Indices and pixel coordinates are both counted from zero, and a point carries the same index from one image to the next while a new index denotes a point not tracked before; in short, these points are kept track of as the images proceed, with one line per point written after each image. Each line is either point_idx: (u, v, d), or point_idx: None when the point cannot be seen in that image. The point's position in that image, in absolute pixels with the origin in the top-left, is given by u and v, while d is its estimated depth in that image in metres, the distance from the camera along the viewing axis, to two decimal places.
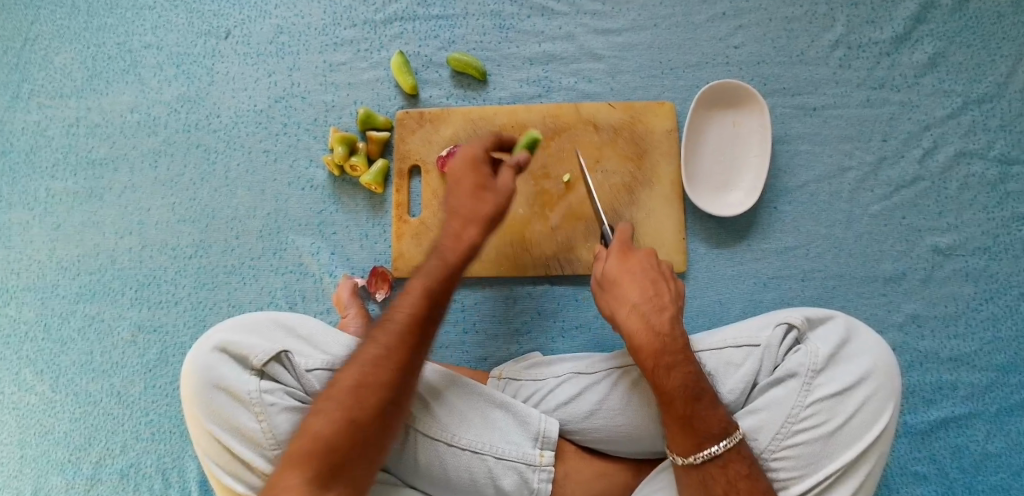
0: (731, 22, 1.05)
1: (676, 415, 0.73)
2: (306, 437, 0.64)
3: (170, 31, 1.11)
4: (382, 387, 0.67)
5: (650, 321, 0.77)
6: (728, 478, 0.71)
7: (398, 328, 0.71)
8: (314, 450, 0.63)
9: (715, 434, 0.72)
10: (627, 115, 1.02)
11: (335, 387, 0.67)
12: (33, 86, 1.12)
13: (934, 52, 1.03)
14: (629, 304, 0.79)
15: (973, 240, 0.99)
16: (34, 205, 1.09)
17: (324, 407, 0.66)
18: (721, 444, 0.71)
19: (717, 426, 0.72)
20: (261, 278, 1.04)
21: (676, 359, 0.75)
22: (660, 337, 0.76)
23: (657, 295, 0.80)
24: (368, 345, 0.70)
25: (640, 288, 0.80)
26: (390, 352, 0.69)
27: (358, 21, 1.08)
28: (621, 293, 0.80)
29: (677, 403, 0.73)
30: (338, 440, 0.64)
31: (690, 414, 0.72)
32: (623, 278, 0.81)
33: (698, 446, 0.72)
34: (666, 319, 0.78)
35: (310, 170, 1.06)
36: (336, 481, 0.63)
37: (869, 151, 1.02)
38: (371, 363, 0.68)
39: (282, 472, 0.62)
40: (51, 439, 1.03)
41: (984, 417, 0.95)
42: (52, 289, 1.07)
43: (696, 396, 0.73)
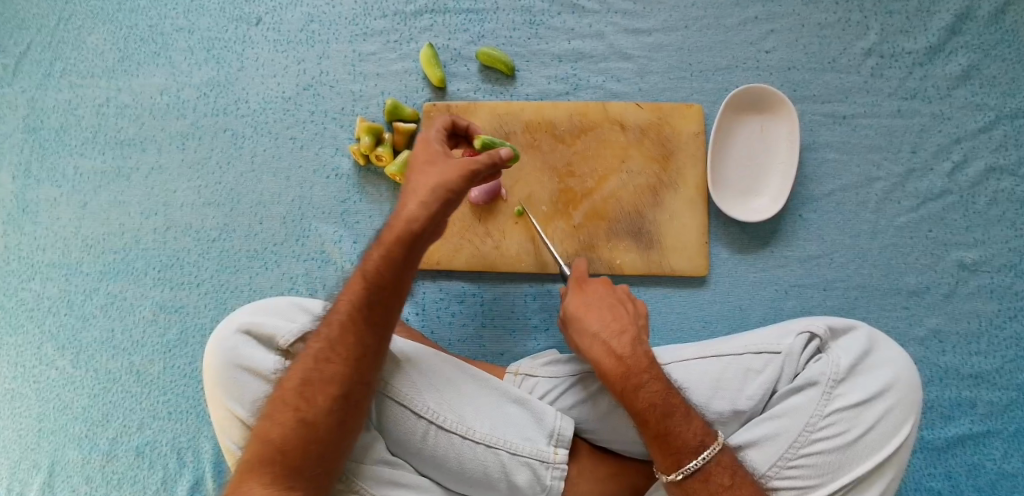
0: (763, 27, 1.05)
1: (652, 434, 0.73)
2: (257, 442, 0.69)
3: (202, 15, 1.12)
4: (325, 382, 0.70)
5: (608, 346, 0.78)
6: (711, 490, 0.71)
7: (342, 320, 0.73)
8: (268, 455, 0.68)
9: (692, 448, 0.72)
10: (654, 116, 1.02)
11: (281, 390, 0.71)
12: (65, 65, 1.13)
13: (968, 64, 1.02)
14: (590, 333, 0.80)
15: (998, 257, 0.98)
16: (62, 182, 1.10)
17: (271, 411, 0.70)
18: (700, 457, 0.72)
19: (692, 441, 0.72)
20: (282, 264, 1.05)
21: (642, 378, 0.75)
22: (623, 360, 0.77)
23: (618, 319, 0.81)
24: (313, 340, 0.73)
25: (599, 313, 0.82)
26: (335, 344, 0.72)
27: (388, 13, 1.09)
28: (582, 323, 0.81)
29: (651, 422, 0.73)
30: (287, 443, 0.68)
31: (665, 430, 0.73)
32: (582, 310, 0.83)
33: (678, 462, 0.72)
34: (626, 342, 0.78)
35: (336, 159, 1.07)
36: (295, 478, 0.68)
37: (897, 162, 1.01)
38: (314, 358, 0.72)
39: (239, 481, 0.67)
40: (70, 413, 1.04)
41: (1002, 436, 0.94)
42: (76, 267, 1.08)
43: (666, 413, 0.73)
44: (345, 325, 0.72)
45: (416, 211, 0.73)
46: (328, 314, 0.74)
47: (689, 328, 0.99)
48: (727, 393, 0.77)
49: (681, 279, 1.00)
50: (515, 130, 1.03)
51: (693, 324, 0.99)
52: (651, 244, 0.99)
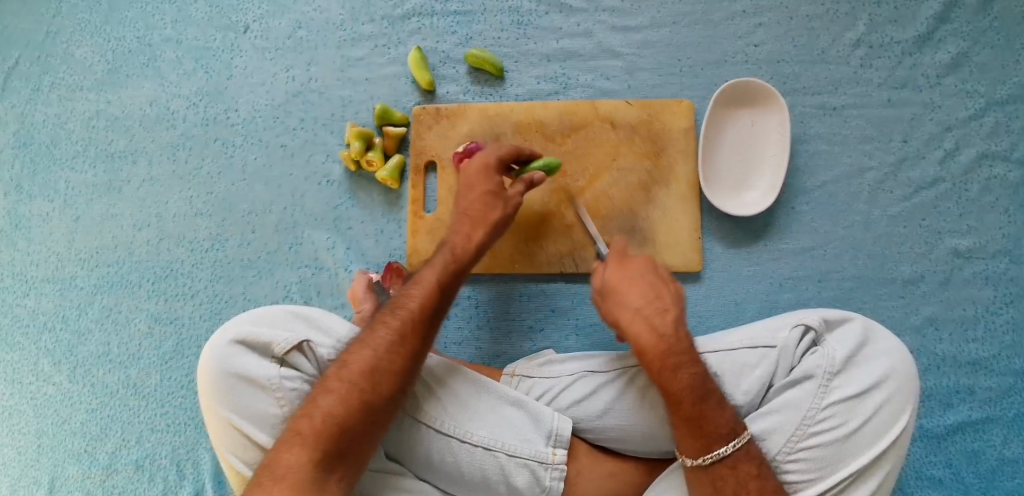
0: (751, 20, 1.04)
1: (685, 417, 0.72)
2: (316, 415, 0.68)
3: (189, 25, 1.12)
4: (393, 372, 0.72)
5: (651, 324, 0.77)
6: (738, 479, 0.70)
7: (411, 316, 0.75)
8: (325, 429, 0.67)
9: (723, 434, 0.71)
10: (644, 113, 1.02)
11: (348, 368, 0.71)
12: (54, 80, 1.13)
13: (957, 52, 1.02)
14: (632, 308, 0.79)
15: (993, 243, 0.98)
16: (54, 197, 1.10)
17: (335, 387, 0.70)
18: (729, 445, 0.71)
19: (722, 428, 0.71)
20: (276, 273, 1.05)
21: (681, 360, 0.74)
22: (665, 339, 0.75)
23: (659, 298, 0.79)
24: (376, 330, 0.74)
25: (644, 290, 0.80)
26: (404, 337, 0.74)
27: (376, 17, 1.08)
28: (625, 297, 0.80)
29: (685, 405, 0.72)
30: (347, 422, 0.68)
31: (698, 414, 0.72)
32: (625, 283, 0.81)
33: (707, 447, 0.71)
34: (669, 321, 0.77)
35: (327, 166, 1.06)
36: (343, 459, 0.68)
37: (889, 152, 1.01)
38: (376, 350, 0.72)
39: (290, 448, 0.66)
40: (69, 428, 1.04)
41: (1001, 422, 0.94)
42: (70, 281, 1.08)
43: (703, 396, 0.72)
44: (402, 327, 0.74)
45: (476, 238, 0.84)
46: (375, 320, 0.76)
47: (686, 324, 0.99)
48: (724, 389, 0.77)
49: (676, 275, 1.00)
50: (505, 131, 1.02)
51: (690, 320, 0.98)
52: (644, 241, 0.99)
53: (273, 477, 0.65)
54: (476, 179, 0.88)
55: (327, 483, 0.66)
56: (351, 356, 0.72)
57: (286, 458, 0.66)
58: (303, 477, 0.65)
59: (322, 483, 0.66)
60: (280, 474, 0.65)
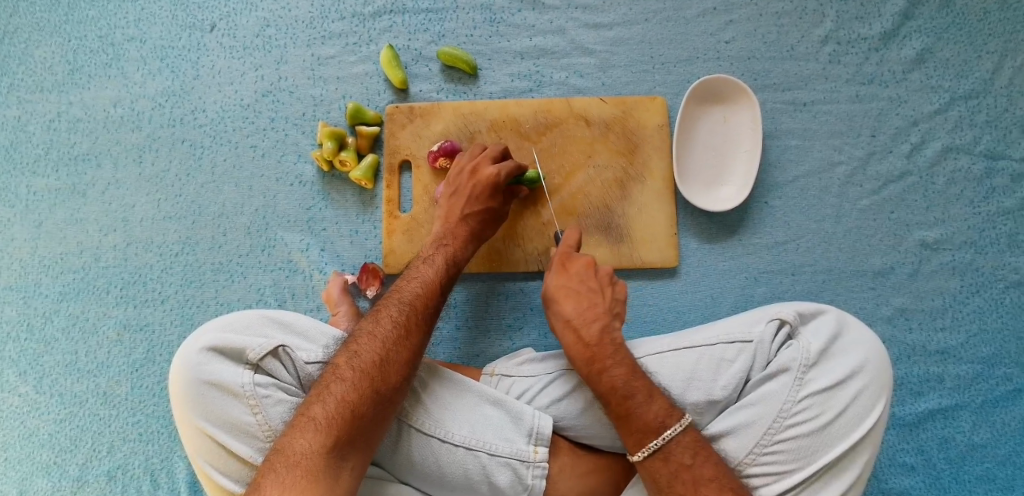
0: (722, 17, 1.05)
1: (615, 416, 0.76)
2: (329, 402, 0.68)
3: (154, 24, 1.09)
4: (402, 364, 0.73)
5: (579, 334, 0.82)
6: (671, 471, 0.72)
7: (413, 312, 0.78)
8: (339, 415, 0.67)
9: (654, 429, 0.74)
10: (619, 110, 1.02)
11: (359, 358, 0.72)
12: (13, 81, 1.09)
13: (921, 47, 1.04)
14: (563, 319, 0.84)
15: (959, 235, 1.01)
16: (15, 202, 1.07)
17: (347, 376, 0.70)
18: (661, 437, 0.73)
19: (652, 421, 0.74)
20: (249, 276, 1.03)
21: (605, 364, 0.78)
22: (591, 346, 0.81)
23: (592, 307, 0.84)
24: (383, 324, 0.76)
25: (575, 301, 0.85)
26: (409, 331, 0.76)
27: (346, 15, 1.07)
28: (559, 308, 0.85)
29: (612, 404, 0.76)
30: (360, 408, 0.68)
31: (626, 411, 0.75)
32: (559, 293, 0.86)
33: (640, 442, 0.74)
34: (596, 330, 0.82)
35: (299, 166, 1.05)
36: (355, 447, 0.67)
37: (858, 146, 1.02)
38: (385, 342, 0.74)
39: (304, 433, 0.66)
40: (36, 441, 1.01)
41: (970, 409, 0.97)
42: (34, 288, 1.05)
43: (625, 395, 0.76)
44: (406, 323, 0.76)
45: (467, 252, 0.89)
46: (376, 315, 0.77)
47: (663, 319, 0.99)
48: (701, 384, 0.78)
49: (652, 271, 1.00)
50: (480, 129, 1.02)
51: (667, 315, 0.99)
52: (621, 238, 0.99)
53: (286, 462, 0.64)
54: (481, 183, 0.91)
55: (340, 470, 0.65)
56: (361, 346, 0.73)
57: (300, 444, 0.65)
58: (317, 463, 0.64)
59: (336, 469, 0.65)
60: (295, 460, 0.64)
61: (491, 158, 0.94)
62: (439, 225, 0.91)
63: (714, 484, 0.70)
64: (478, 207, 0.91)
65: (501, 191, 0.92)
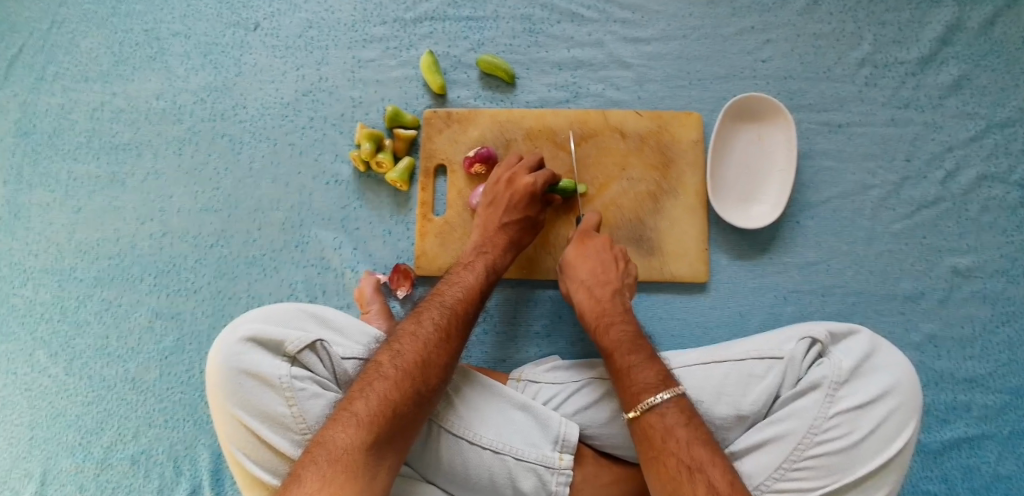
0: (759, 36, 1.06)
1: (615, 367, 0.79)
2: (371, 399, 0.69)
3: (199, 20, 1.12)
4: (443, 367, 0.74)
5: (592, 293, 0.87)
6: (666, 425, 0.72)
7: (455, 316, 0.79)
8: (381, 414, 0.68)
9: (652, 386, 0.75)
10: (654, 124, 1.03)
11: (402, 358, 0.73)
12: (59, 69, 1.12)
13: (959, 75, 1.04)
14: (577, 280, 0.89)
15: (991, 263, 1.00)
16: (55, 187, 1.09)
17: (390, 374, 0.71)
18: (658, 395, 0.74)
19: (649, 380, 0.76)
20: (281, 271, 1.04)
21: (616, 320, 0.84)
22: (600, 303, 0.86)
23: (606, 274, 0.88)
24: (427, 325, 0.77)
25: (590, 266, 0.89)
26: (452, 336, 0.77)
27: (388, 19, 1.09)
28: (573, 270, 0.90)
29: (616, 355, 0.80)
30: (400, 408, 0.69)
31: (627, 365, 0.78)
32: (576, 259, 0.90)
33: (637, 397, 0.75)
34: (608, 291, 0.87)
35: (335, 166, 1.06)
36: (393, 446, 0.68)
37: (891, 170, 1.02)
38: (429, 342, 0.75)
39: (345, 429, 0.67)
40: (63, 422, 1.03)
41: (996, 439, 0.96)
42: (69, 272, 1.07)
43: (632, 349, 0.80)
44: (448, 327, 0.77)
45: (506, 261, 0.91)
46: (418, 316, 0.79)
47: (690, 334, 1.00)
48: (730, 400, 0.78)
49: (681, 285, 1.00)
50: (516, 137, 1.03)
51: (694, 330, 0.99)
52: (652, 250, 1.00)
53: (328, 456, 0.65)
54: (520, 191, 0.91)
55: (378, 469, 0.66)
56: (403, 346, 0.74)
57: (341, 439, 0.66)
58: (357, 460, 0.65)
59: (375, 468, 0.66)
60: (336, 455, 0.65)
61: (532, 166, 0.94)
62: (478, 231, 0.92)
63: (706, 445, 0.70)
64: (517, 215, 0.91)
65: (539, 200, 0.92)
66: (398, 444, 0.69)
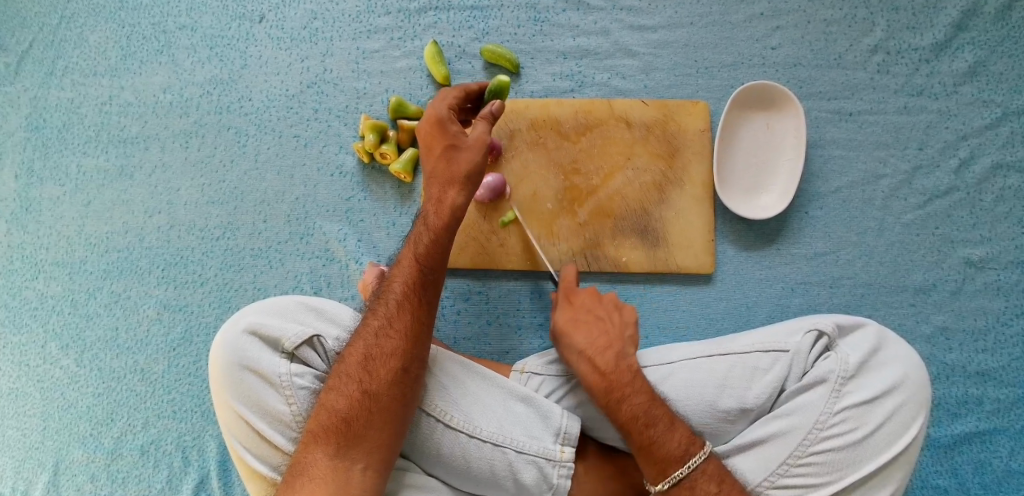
0: (769, 23, 1.04)
1: (636, 444, 0.74)
2: (323, 413, 0.72)
3: (205, 13, 1.12)
4: (387, 357, 0.74)
5: (594, 362, 0.79)
6: None
7: (396, 298, 0.77)
8: (333, 424, 0.71)
9: (677, 457, 0.73)
10: (661, 113, 1.01)
11: (344, 363, 0.75)
12: (68, 64, 1.13)
13: (974, 60, 1.01)
14: (576, 349, 0.81)
15: (1005, 254, 0.98)
16: (65, 181, 1.10)
17: (335, 384, 0.74)
18: (687, 465, 0.72)
19: (674, 452, 0.73)
20: (286, 263, 1.05)
21: (624, 392, 0.76)
22: (606, 375, 0.78)
23: (602, 336, 0.82)
24: (371, 319, 0.77)
25: (585, 330, 0.83)
26: (392, 320, 0.76)
27: (392, 10, 1.08)
28: (569, 339, 0.82)
29: (634, 432, 0.74)
30: (352, 413, 0.72)
31: (648, 441, 0.73)
32: (570, 325, 0.84)
33: (664, 471, 0.73)
34: (610, 357, 0.79)
35: (340, 157, 1.06)
36: (360, 448, 0.71)
37: (904, 159, 1.00)
38: (375, 335, 0.76)
39: (308, 446, 0.71)
40: (74, 412, 1.04)
41: (1009, 433, 0.94)
42: (80, 265, 1.08)
43: (648, 423, 0.74)
44: (388, 313, 0.77)
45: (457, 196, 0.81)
46: (365, 312, 0.79)
47: (695, 326, 0.99)
48: (734, 393, 0.77)
49: (686, 277, 0.99)
50: (520, 128, 1.02)
51: (699, 321, 0.98)
52: (657, 241, 0.99)
53: (297, 475, 0.69)
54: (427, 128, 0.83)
55: (351, 472, 0.70)
56: (349, 349, 0.76)
57: (306, 456, 0.71)
58: (324, 471, 0.69)
59: (346, 472, 0.70)
60: (303, 471, 0.70)
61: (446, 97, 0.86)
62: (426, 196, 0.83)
63: None
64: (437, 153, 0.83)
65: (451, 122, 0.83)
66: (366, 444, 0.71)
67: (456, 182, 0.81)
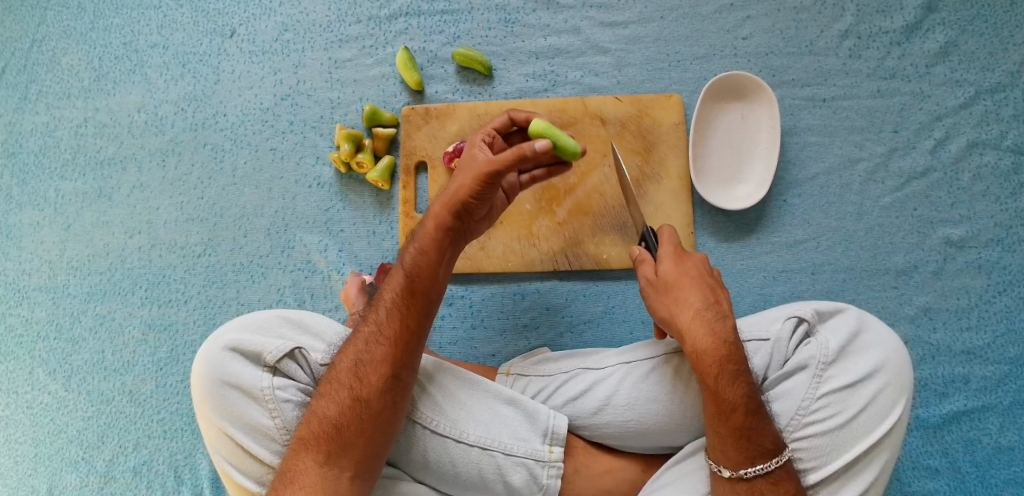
0: (739, 13, 1.04)
1: (734, 426, 0.70)
2: (314, 420, 0.72)
3: (176, 30, 1.12)
4: (378, 365, 0.73)
5: (713, 328, 0.73)
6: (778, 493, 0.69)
7: (387, 306, 0.76)
8: (324, 431, 0.71)
9: (768, 449, 0.70)
10: (634, 108, 1.01)
11: (336, 370, 0.74)
12: (41, 87, 1.12)
13: (945, 41, 1.02)
14: (693, 308, 0.74)
15: (985, 232, 0.98)
16: (44, 205, 1.10)
17: (327, 391, 0.73)
18: (774, 460, 0.70)
19: (768, 444, 0.70)
20: (269, 277, 1.04)
21: (741, 367, 0.72)
22: (725, 344, 0.72)
23: (719, 302, 0.75)
24: (363, 325, 0.76)
25: (700, 290, 0.75)
26: (383, 327, 0.75)
27: (363, 18, 1.08)
28: (685, 296, 0.75)
29: (737, 414, 0.70)
30: (342, 420, 0.71)
31: (749, 427, 0.70)
32: (683, 281, 0.76)
33: (750, 460, 0.70)
34: (730, 327, 0.73)
35: (318, 168, 1.06)
36: (350, 455, 0.70)
37: (879, 142, 1.01)
38: (367, 341, 0.75)
39: (296, 453, 0.70)
40: (64, 437, 1.04)
41: (997, 410, 0.94)
42: (63, 289, 1.08)
43: (757, 409, 0.70)
44: (380, 320, 0.75)
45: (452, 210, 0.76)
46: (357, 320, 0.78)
47: None
48: None
49: None
50: None
51: None
52: None
53: (285, 481, 0.69)
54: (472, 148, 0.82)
55: (338, 480, 0.69)
56: (340, 356, 0.75)
57: (296, 463, 0.70)
58: (314, 479, 0.69)
59: (334, 479, 0.69)
60: (292, 479, 0.69)
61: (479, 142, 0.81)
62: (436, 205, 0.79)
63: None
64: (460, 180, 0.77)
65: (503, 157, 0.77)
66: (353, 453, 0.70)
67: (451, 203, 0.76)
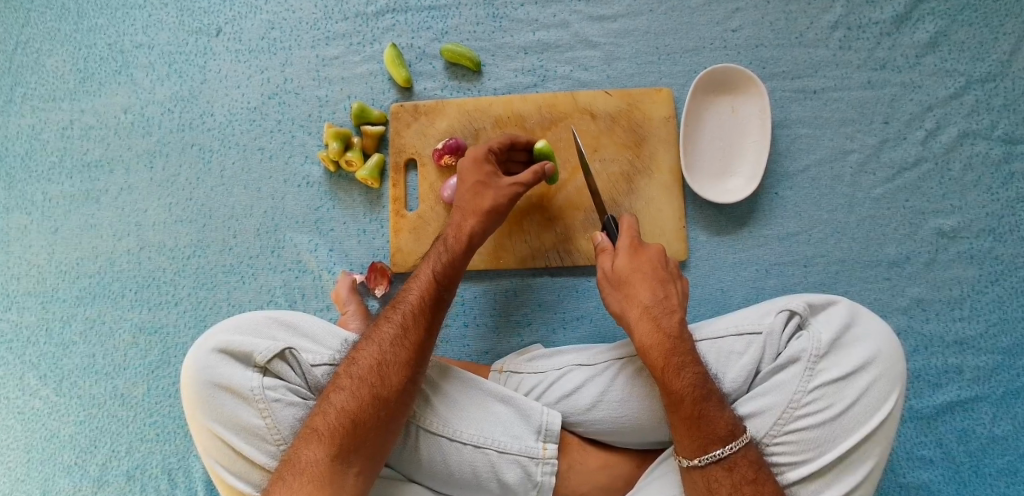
0: (728, 6, 1.04)
1: (684, 415, 0.71)
2: (330, 412, 0.71)
3: (161, 30, 1.10)
4: (402, 365, 0.74)
5: (658, 323, 0.76)
6: (733, 482, 0.69)
7: (412, 310, 0.77)
8: (339, 425, 0.70)
9: (721, 436, 0.70)
10: (624, 102, 1.01)
11: (356, 365, 0.74)
12: (27, 90, 1.11)
13: (935, 31, 1.01)
14: (640, 305, 0.78)
15: (976, 222, 0.98)
16: (31, 209, 1.09)
17: (345, 384, 0.72)
18: (728, 446, 0.70)
19: (720, 430, 0.71)
20: (259, 278, 1.04)
21: (684, 359, 0.74)
22: (669, 335, 0.75)
23: (667, 298, 0.78)
24: (386, 325, 0.77)
25: (649, 286, 0.79)
26: (408, 331, 0.76)
27: (349, 15, 1.07)
28: (633, 292, 0.79)
29: (686, 403, 0.71)
30: (360, 415, 0.70)
31: (698, 414, 0.71)
32: (633, 277, 0.80)
33: (703, 448, 0.71)
34: (676, 321, 0.77)
35: (306, 168, 1.05)
36: (361, 452, 0.70)
37: (870, 133, 1.00)
38: (391, 342, 0.75)
39: (308, 444, 0.69)
40: (57, 442, 1.03)
41: (990, 400, 0.94)
42: (52, 294, 1.07)
43: (705, 395, 0.72)
44: (404, 323, 0.76)
45: (476, 225, 0.84)
46: (377, 321, 0.78)
47: None
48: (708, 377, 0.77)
49: None
50: (485, 126, 1.02)
51: None
52: None
53: (295, 471, 0.68)
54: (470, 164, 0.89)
55: (346, 474, 0.68)
56: (361, 352, 0.75)
57: (305, 453, 0.69)
58: (323, 471, 0.67)
59: (343, 475, 0.68)
60: (301, 469, 0.68)
61: (485, 156, 0.89)
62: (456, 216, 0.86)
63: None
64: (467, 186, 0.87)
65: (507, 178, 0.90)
66: (367, 449, 0.70)
67: (477, 213, 0.85)
